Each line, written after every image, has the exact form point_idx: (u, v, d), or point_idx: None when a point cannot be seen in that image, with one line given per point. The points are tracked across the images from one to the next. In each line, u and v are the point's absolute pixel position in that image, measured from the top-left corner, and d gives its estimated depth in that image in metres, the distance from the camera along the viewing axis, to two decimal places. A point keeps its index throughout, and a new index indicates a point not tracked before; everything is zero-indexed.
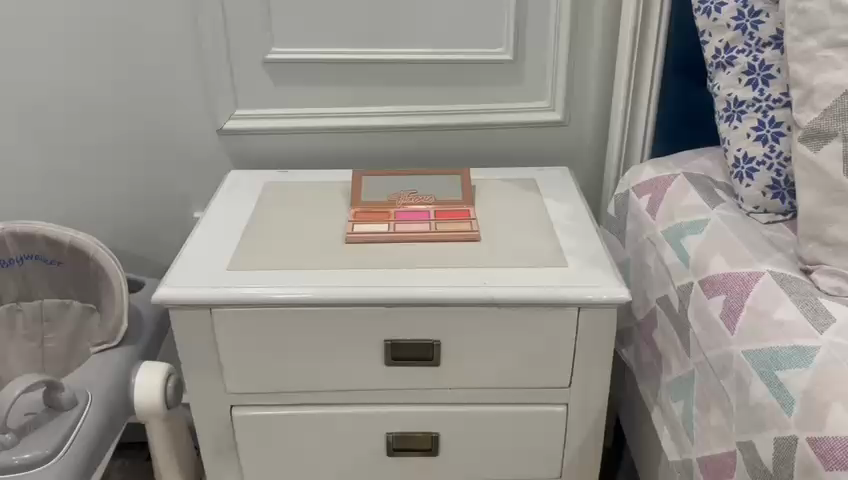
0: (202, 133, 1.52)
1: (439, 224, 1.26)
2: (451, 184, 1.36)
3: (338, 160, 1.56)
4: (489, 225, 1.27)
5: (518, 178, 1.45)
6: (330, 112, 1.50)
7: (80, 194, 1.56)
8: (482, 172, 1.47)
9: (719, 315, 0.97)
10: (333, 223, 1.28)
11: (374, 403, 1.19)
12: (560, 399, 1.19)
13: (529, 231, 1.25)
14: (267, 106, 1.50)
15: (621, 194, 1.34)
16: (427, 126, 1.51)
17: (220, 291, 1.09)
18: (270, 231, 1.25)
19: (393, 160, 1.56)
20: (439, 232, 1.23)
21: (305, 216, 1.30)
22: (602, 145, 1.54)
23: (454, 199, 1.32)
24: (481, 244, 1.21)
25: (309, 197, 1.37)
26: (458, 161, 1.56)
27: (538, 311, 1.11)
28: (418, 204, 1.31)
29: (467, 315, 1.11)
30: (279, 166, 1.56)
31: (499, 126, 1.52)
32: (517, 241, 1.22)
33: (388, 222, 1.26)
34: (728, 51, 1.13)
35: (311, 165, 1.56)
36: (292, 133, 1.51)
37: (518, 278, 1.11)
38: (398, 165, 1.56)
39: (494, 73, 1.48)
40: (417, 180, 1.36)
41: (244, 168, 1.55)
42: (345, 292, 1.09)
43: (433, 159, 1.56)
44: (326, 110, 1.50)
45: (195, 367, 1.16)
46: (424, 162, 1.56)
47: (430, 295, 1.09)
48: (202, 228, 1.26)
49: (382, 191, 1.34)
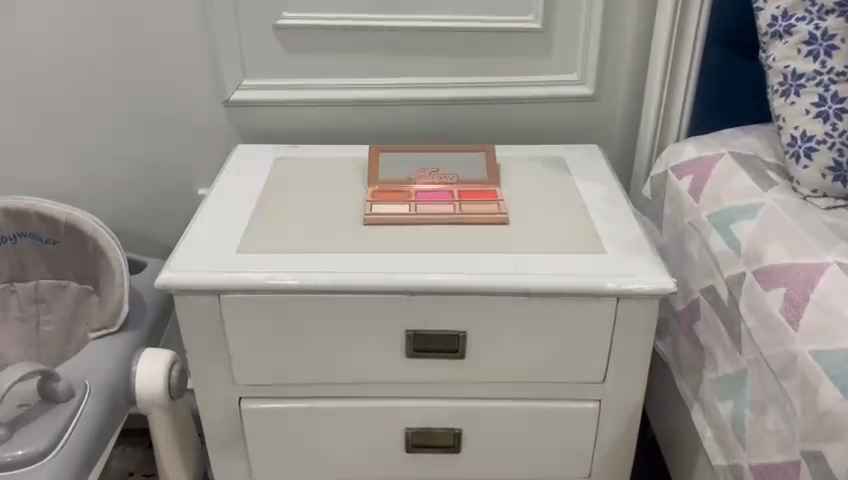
0: (208, 104, 1.42)
1: (465, 206, 1.17)
2: (476, 163, 1.27)
3: (352, 135, 1.46)
4: (519, 206, 1.18)
5: (546, 157, 1.36)
6: (346, 83, 1.40)
7: (78, 168, 1.47)
8: (506, 149, 1.38)
9: (779, 310, 0.88)
10: (350, 203, 1.19)
11: (394, 397, 1.11)
12: (593, 394, 1.11)
13: (561, 214, 1.16)
14: (277, 77, 1.40)
15: (658, 176, 1.25)
16: (449, 99, 1.42)
17: (229, 276, 1.01)
18: (283, 211, 1.16)
19: (412, 136, 1.46)
20: (465, 214, 1.14)
21: (320, 196, 1.21)
22: (634, 122, 1.44)
23: (479, 179, 1.23)
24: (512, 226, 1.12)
25: (323, 176, 1.28)
26: (480, 137, 1.47)
27: (574, 301, 1.02)
28: (441, 185, 1.22)
29: (497, 306, 1.03)
30: (289, 141, 1.47)
31: (526, 101, 1.42)
32: (549, 225, 1.12)
33: (410, 203, 1.17)
34: (786, 19, 1.03)
35: (324, 140, 1.46)
36: (304, 105, 1.42)
37: (552, 265, 1.02)
38: (417, 141, 1.47)
39: (521, 43, 1.38)
40: (438, 156, 1.28)
41: (252, 142, 1.46)
42: (365, 279, 1.00)
43: (454, 135, 1.46)
44: (341, 80, 1.40)
45: (201, 357, 1.08)
46: (445, 139, 1.47)
47: (458, 283, 1.00)
48: (209, 206, 1.17)
49: (401, 168, 1.26)
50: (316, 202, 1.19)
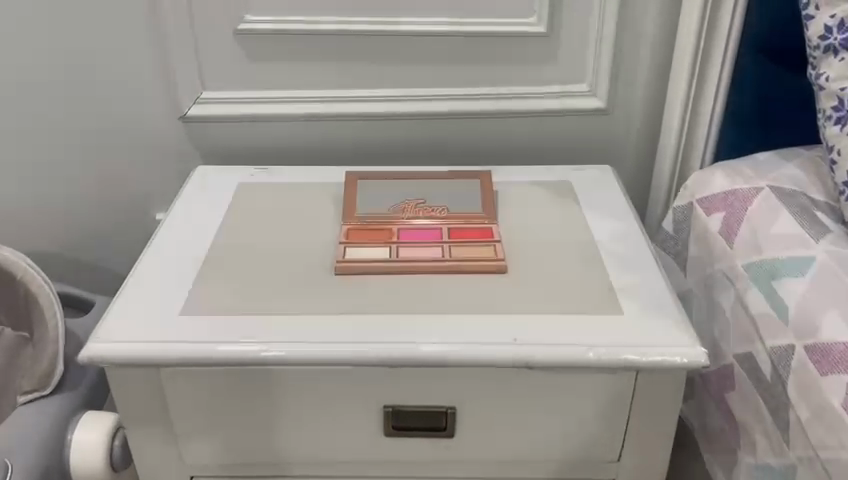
0: (162, 120, 1.24)
1: (455, 249, 0.99)
2: (469, 194, 1.10)
3: (330, 154, 1.28)
4: (519, 249, 1.01)
5: (551, 181, 1.19)
6: (321, 95, 1.22)
7: (17, 191, 1.29)
8: (504, 173, 1.20)
9: (842, 405, 0.71)
10: (320, 245, 1.02)
11: (370, 477, 0.95)
12: (605, 473, 0.94)
13: (568, 259, 0.98)
14: (241, 89, 1.21)
15: (682, 208, 1.07)
16: (439, 114, 1.23)
17: (169, 347, 0.83)
18: (239, 258, 0.99)
19: (397, 154, 1.28)
20: (456, 259, 0.97)
21: (285, 237, 1.04)
22: (650, 139, 1.27)
23: (473, 214, 1.06)
24: (510, 276, 0.95)
25: (292, 209, 1.11)
26: (474, 156, 1.29)
27: (584, 374, 0.85)
28: (428, 222, 1.04)
29: (491, 379, 0.85)
30: (257, 160, 1.28)
31: (527, 115, 1.24)
32: (553, 275, 0.95)
33: (391, 245, 1.00)
34: (843, 30, 0.86)
35: (297, 159, 1.28)
36: (273, 120, 1.24)
37: (558, 331, 0.85)
38: (403, 160, 1.29)
39: (522, 49, 1.19)
40: (425, 186, 1.11)
41: (215, 162, 1.28)
42: (333, 350, 0.83)
43: (446, 153, 1.28)
44: (314, 92, 1.22)
45: (142, 434, 0.91)
46: (435, 157, 1.29)
47: (444, 355, 0.83)
48: (153, 254, 1.00)
49: (382, 202, 1.08)
50: (280, 244, 1.02)
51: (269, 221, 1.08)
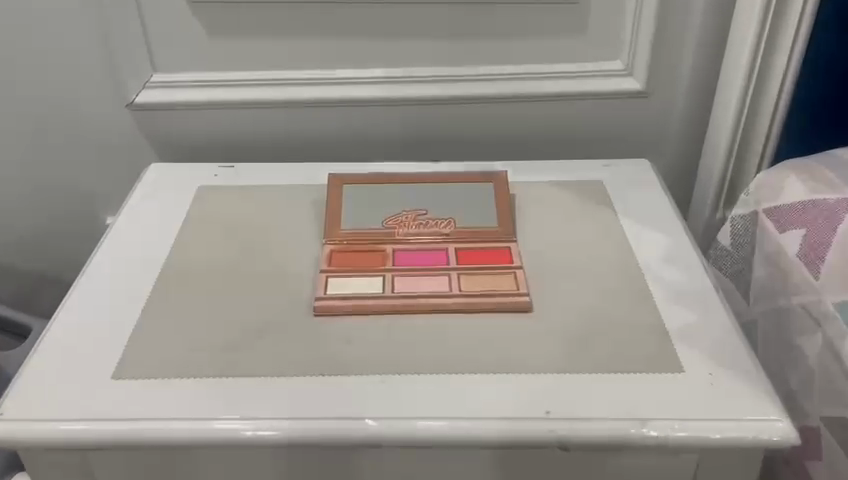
0: (107, 107, 1.03)
1: (466, 278, 0.79)
2: (481, 203, 0.90)
3: (311, 149, 1.07)
4: (545, 276, 0.81)
5: (579, 182, 0.98)
6: (300, 78, 1.00)
7: None
8: (522, 172, 1.00)
9: None
10: (297, 274, 0.82)
11: None
12: None
13: (606, 290, 0.79)
14: (202, 70, 1.00)
15: (744, 220, 0.88)
16: (444, 99, 1.02)
17: (94, 423, 0.64)
18: (194, 294, 0.79)
19: (392, 147, 1.07)
20: (466, 292, 0.77)
21: (254, 264, 0.84)
22: (694, 127, 1.06)
23: (487, 231, 0.86)
24: (534, 315, 0.75)
25: (264, 223, 0.91)
26: (484, 149, 1.08)
27: (634, 456, 0.66)
28: (431, 245, 0.85)
29: (514, 461, 0.66)
30: (225, 156, 1.07)
31: (549, 98, 1.03)
32: (590, 314, 0.75)
33: (386, 274, 0.80)
34: None
35: (272, 156, 1.07)
36: (241, 108, 1.03)
37: (600, 400, 0.66)
38: (399, 155, 1.08)
39: (542, 18, 0.98)
40: (426, 191, 0.91)
41: (174, 158, 1.07)
42: (308, 428, 0.64)
43: (451, 146, 1.07)
44: (292, 73, 1.00)
45: None
46: (437, 150, 1.07)
47: (453, 434, 0.64)
48: (85, 291, 0.80)
49: (374, 215, 0.88)
50: (248, 275, 0.82)
51: (236, 240, 0.88)
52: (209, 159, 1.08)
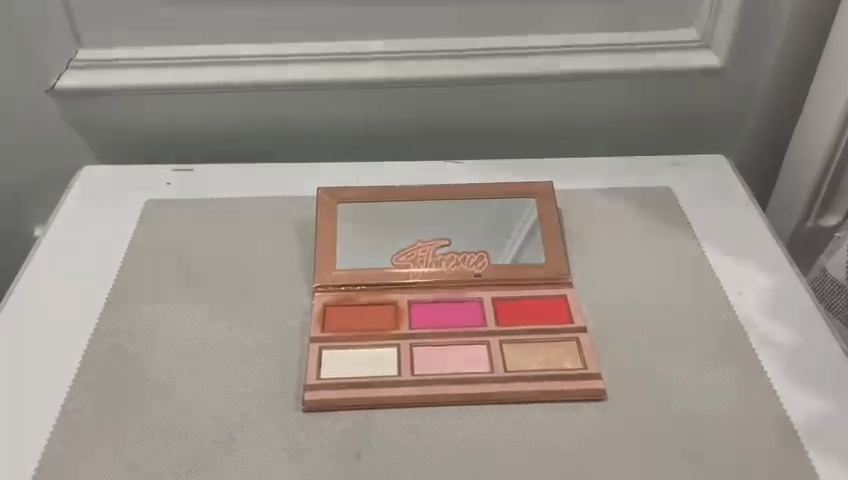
0: (24, 93, 0.79)
1: (510, 348, 0.58)
2: (521, 230, 0.67)
3: (293, 146, 0.84)
4: (617, 343, 0.60)
5: (642, 189, 0.76)
6: (278, 55, 0.77)
7: None
8: (564, 177, 0.78)
9: None
10: (281, 339, 0.61)
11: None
12: None
13: (701, 362, 0.58)
14: (147, 46, 0.77)
15: None
16: (463, 80, 0.79)
17: None
18: (142, 379, 0.58)
19: (398, 141, 0.85)
20: (513, 374, 0.56)
21: (222, 324, 0.62)
22: (781, 114, 0.84)
23: (532, 271, 0.64)
24: (608, 404, 0.55)
25: (234, 260, 0.69)
26: (516, 142, 0.85)
27: None
28: (458, 293, 0.63)
29: None
30: (187, 154, 0.85)
31: (598, 79, 0.80)
32: (687, 405, 0.55)
33: (400, 342, 0.58)
34: None
35: (243, 154, 0.85)
36: (202, 94, 0.79)
37: None
38: (408, 150, 0.85)
39: None
40: (448, 211, 0.69)
41: (122, 156, 0.84)
42: None
43: (473, 139, 0.85)
44: (270, 51, 0.77)
45: None
46: (456, 144, 0.85)
47: None
48: None
49: (380, 249, 0.66)
50: (215, 343, 0.60)
51: (196, 286, 0.66)
52: (163, 159, 0.85)
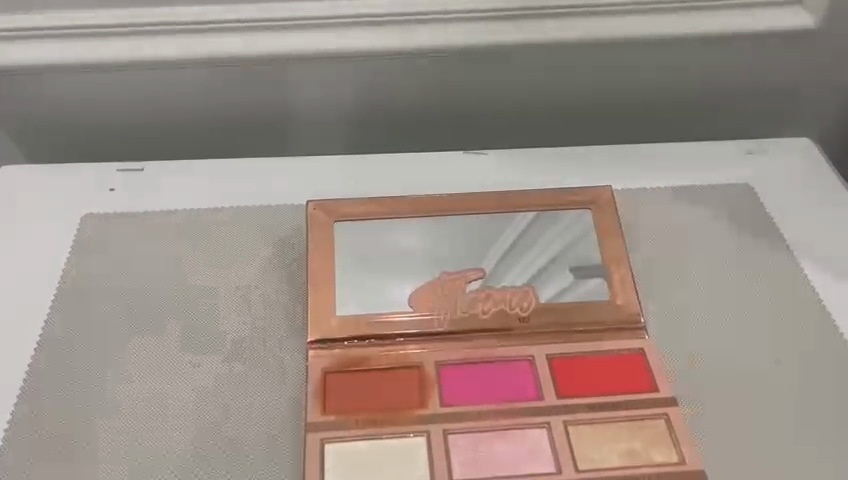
0: None
1: (576, 432, 0.43)
2: (576, 252, 0.51)
3: (286, 128, 0.69)
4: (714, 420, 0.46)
5: (721, 187, 0.60)
6: (257, 20, 0.62)
7: None
8: (620, 169, 0.62)
9: None
10: (270, 419, 0.46)
11: None
12: None
13: (823, 441, 0.45)
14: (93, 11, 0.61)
15: None
16: (490, 49, 0.64)
17: None
18: (89, 470, 0.44)
19: (415, 120, 0.69)
20: (585, 474, 0.41)
21: (193, 386, 0.48)
22: None
23: (594, 313, 0.49)
24: None
25: (202, 293, 0.53)
26: (559, 120, 0.70)
27: None
28: (500, 348, 0.48)
29: None
30: (159, 141, 0.70)
31: (656, 45, 0.65)
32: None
33: (429, 426, 0.43)
34: None
35: (220, 144, 0.70)
36: (168, 71, 0.64)
37: None
38: (429, 130, 0.70)
39: None
40: (479, 229, 0.52)
41: (82, 145, 0.70)
42: None
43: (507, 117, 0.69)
44: (243, 14, 0.61)
45: None
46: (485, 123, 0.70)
47: None
48: None
49: (392, 285, 0.49)
50: (185, 413, 0.46)
51: (157, 330, 0.51)
52: (130, 148, 0.70)
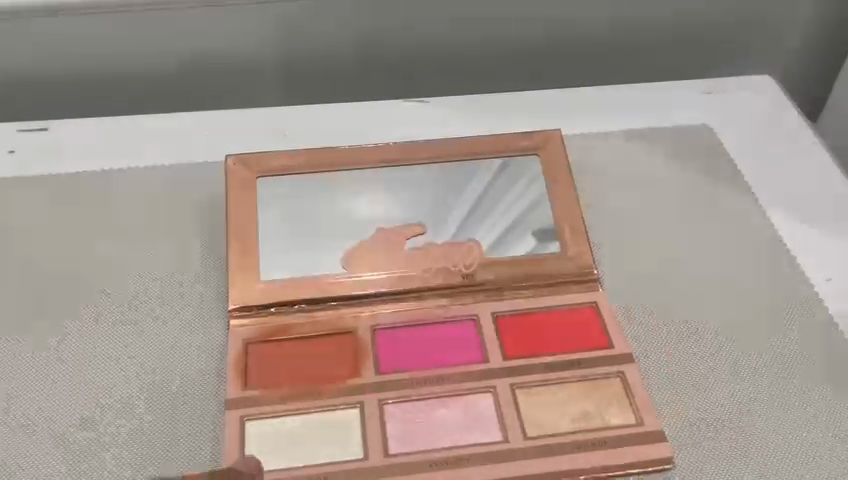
0: None
1: (525, 395, 0.39)
2: (524, 203, 0.46)
3: (213, 84, 0.63)
4: (674, 377, 0.42)
5: (680, 128, 0.56)
6: None
7: None
8: (572, 114, 0.57)
9: None
10: (185, 392, 0.42)
11: None
12: None
13: (783, 387, 0.42)
14: None
15: None
16: None
17: None
18: None
19: (353, 69, 0.64)
20: (534, 440, 0.38)
21: (110, 357, 0.43)
22: None
23: (546, 268, 0.44)
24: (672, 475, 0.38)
25: (115, 260, 0.48)
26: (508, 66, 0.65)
27: None
28: (444, 309, 0.43)
29: None
30: (69, 103, 0.62)
31: None
32: (786, 468, 0.38)
33: (363, 397, 0.39)
34: None
35: None
36: (70, 20, 0.57)
37: None
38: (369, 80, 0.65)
39: None
40: (421, 179, 0.47)
41: None
42: None
43: (452, 63, 0.64)
44: None
45: None
46: (430, 69, 0.64)
47: None
48: None
49: (324, 247, 0.44)
50: (93, 389, 0.42)
51: (59, 301, 0.46)
52: (38, 112, 0.63)
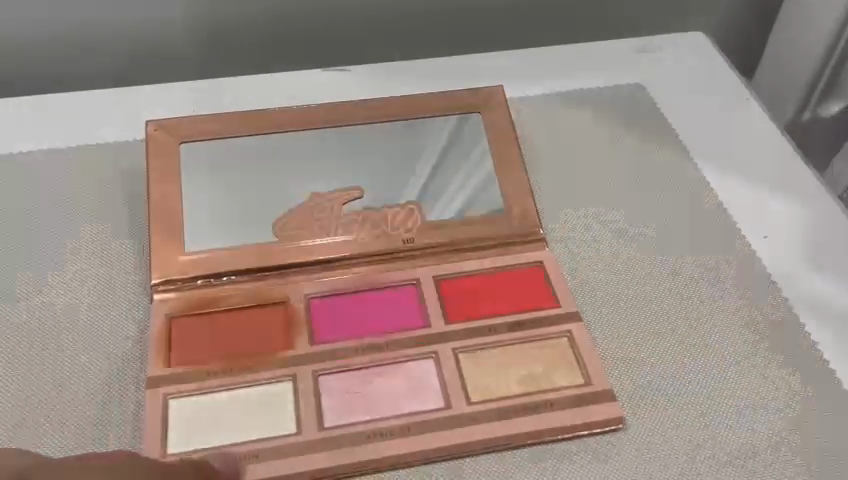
0: None
1: (468, 359, 0.37)
2: (463, 161, 0.44)
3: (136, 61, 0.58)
4: (636, 354, 0.40)
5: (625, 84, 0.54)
6: None
7: None
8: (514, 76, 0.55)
9: None
10: (100, 359, 0.39)
11: None
12: None
13: (725, 329, 0.41)
14: None
15: None
16: None
17: None
18: None
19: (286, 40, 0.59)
20: (477, 404, 0.36)
21: (31, 321, 0.40)
22: None
23: (488, 228, 0.42)
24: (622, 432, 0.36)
25: (32, 225, 0.44)
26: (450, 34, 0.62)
27: None
28: (382, 275, 0.41)
29: None
30: None
31: None
32: (729, 407, 0.38)
33: (297, 370, 0.37)
34: None
35: None
36: None
37: None
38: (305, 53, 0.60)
39: None
40: (355, 143, 0.44)
41: None
42: None
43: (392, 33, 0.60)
44: None
45: None
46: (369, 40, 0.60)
47: None
48: None
49: (246, 217, 0.41)
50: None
51: None
52: None
